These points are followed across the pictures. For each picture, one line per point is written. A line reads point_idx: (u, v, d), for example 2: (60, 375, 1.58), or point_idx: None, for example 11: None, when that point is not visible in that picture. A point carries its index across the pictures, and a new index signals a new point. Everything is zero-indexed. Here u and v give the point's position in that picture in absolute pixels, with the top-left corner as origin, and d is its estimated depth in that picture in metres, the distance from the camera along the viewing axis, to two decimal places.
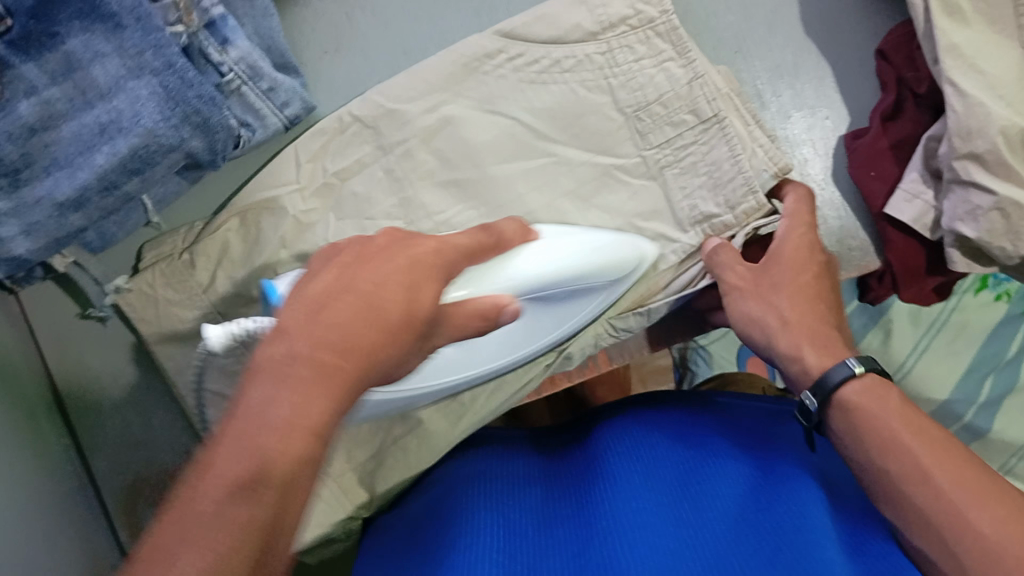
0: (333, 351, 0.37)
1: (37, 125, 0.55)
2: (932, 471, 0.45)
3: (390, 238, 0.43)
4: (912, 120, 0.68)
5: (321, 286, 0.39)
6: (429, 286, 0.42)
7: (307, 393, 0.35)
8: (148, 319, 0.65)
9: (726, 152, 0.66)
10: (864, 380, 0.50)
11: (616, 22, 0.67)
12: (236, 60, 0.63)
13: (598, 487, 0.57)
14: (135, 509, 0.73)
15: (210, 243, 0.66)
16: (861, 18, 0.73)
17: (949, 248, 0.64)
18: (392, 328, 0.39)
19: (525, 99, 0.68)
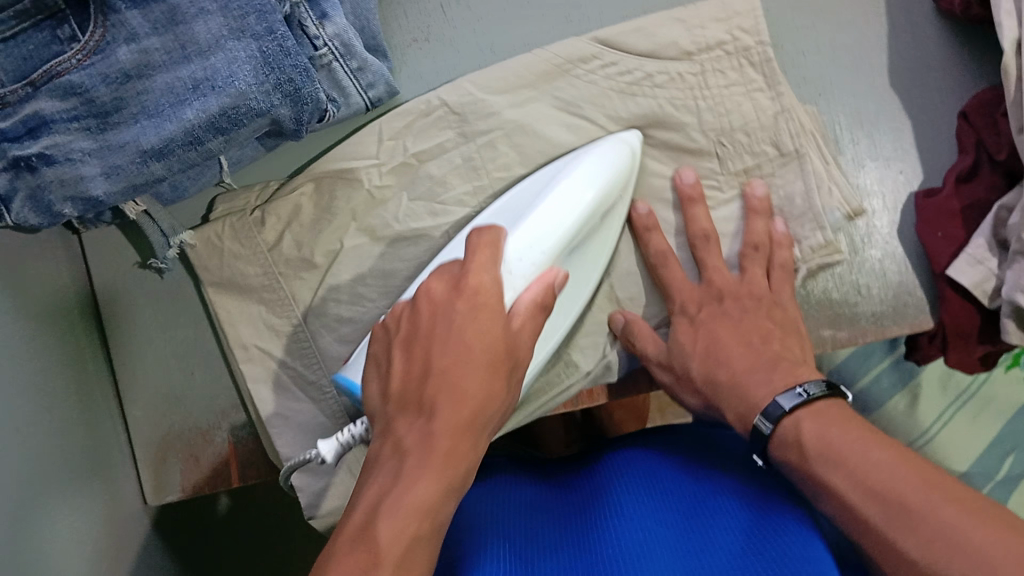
0: (433, 439, 0.45)
1: (132, 72, 0.57)
2: (866, 486, 0.46)
3: (446, 287, 0.52)
4: (986, 185, 0.68)
5: (401, 376, 0.50)
6: (491, 308, 0.51)
7: (411, 486, 0.44)
8: (210, 268, 0.67)
9: (801, 186, 0.69)
10: (779, 425, 0.54)
11: (712, 45, 0.68)
12: (332, 35, 0.63)
13: (602, 518, 0.57)
14: (163, 464, 0.72)
15: (282, 205, 0.68)
16: (948, 78, 0.73)
17: (1005, 317, 0.65)
18: (481, 372, 0.48)
19: (611, 106, 0.68)
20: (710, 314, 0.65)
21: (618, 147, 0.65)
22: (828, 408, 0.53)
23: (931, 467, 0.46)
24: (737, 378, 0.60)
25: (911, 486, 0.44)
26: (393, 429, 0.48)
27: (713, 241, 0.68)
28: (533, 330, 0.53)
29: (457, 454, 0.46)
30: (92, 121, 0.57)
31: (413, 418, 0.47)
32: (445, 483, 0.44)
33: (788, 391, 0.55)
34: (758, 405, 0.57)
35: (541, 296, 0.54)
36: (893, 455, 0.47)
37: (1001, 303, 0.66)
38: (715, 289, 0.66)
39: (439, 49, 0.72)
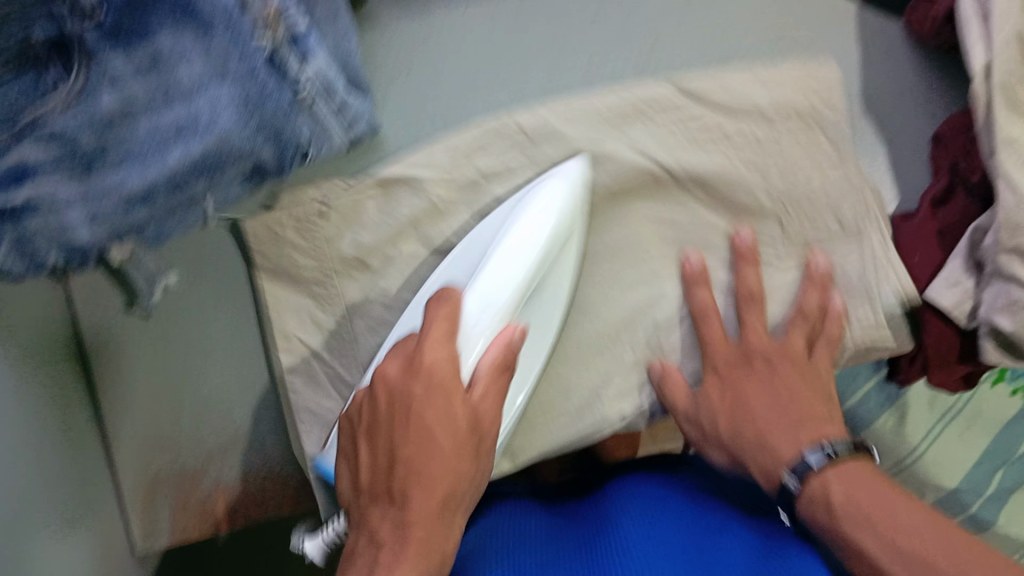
0: (408, 530, 0.52)
1: (116, 117, 0.57)
2: (902, 552, 0.50)
3: (400, 369, 0.58)
4: (962, 207, 0.69)
5: (371, 467, 0.57)
6: (449, 393, 0.57)
7: (394, 566, 0.50)
8: (267, 256, 0.68)
9: (857, 264, 0.68)
10: (807, 486, 0.57)
11: (788, 108, 0.68)
12: (313, 76, 0.64)
13: (606, 545, 0.57)
14: (151, 503, 0.75)
15: (348, 203, 0.68)
16: (921, 103, 0.74)
17: (982, 337, 0.66)
18: (446, 457, 0.55)
19: (682, 155, 0.68)
20: (744, 373, 0.65)
21: (567, 186, 0.64)
22: (854, 468, 0.56)
23: (971, 539, 0.50)
24: (763, 432, 0.63)
25: (950, 556, 0.49)
26: (371, 518, 0.55)
27: (761, 302, 0.67)
28: (496, 393, 0.59)
29: (431, 539, 0.52)
30: (76, 166, 0.57)
31: (387, 504, 0.54)
32: (423, 565, 0.51)
33: (815, 449, 0.58)
34: (785, 459, 0.60)
35: (501, 358, 0.59)
36: (927, 526, 0.51)
37: (978, 323, 0.67)
38: (746, 349, 0.66)
39: (422, 88, 0.72)
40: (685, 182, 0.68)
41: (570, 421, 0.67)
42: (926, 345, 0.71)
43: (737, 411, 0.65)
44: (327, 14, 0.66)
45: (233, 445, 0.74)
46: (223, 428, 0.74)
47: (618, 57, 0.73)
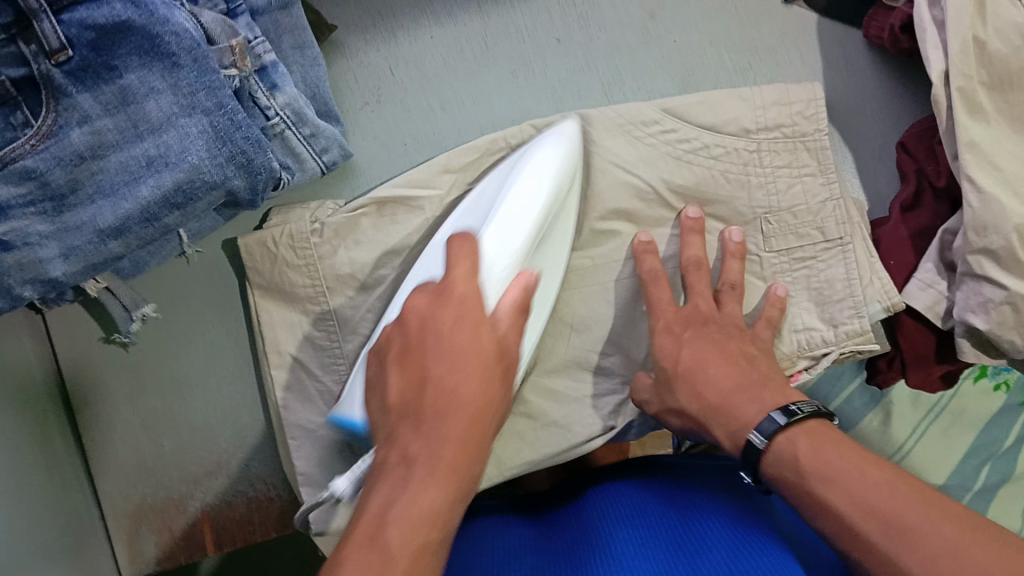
0: (440, 446, 0.43)
1: (86, 153, 0.57)
2: (864, 505, 0.47)
3: (429, 292, 0.49)
4: (930, 212, 0.70)
5: (397, 392, 0.47)
6: (479, 313, 0.48)
7: (420, 495, 0.42)
8: (262, 273, 0.69)
9: (842, 273, 0.68)
10: (773, 442, 0.53)
11: (772, 126, 0.69)
12: (283, 105, 0.64)
13: (591, 553, 0.55)
14: (137, 533, 0.74)
15: (345, 221, 0.69)
16: (887, 109, 0.76)
17: (959, 337, 0.66)
18: (475, 377, 0.46)
19: (666, 171, 0.69)
20: (696, 335, 0.64)
21: (560, 143, 0.64)
22: (818, 427, 0.53)
23: (930, 491, 0.46)
24: (725, 397, 0.59)
25: (910, 509, 0.45)
26: (396, 440, 0.45)
27: (739, 290, 0.67)
28: (519, 333, 0.50)
29: (461, 464, 0.44)
30: (48, 204, 0.57)
31: (414, 429, 0.44)
32: (450, 492, 0.43)
33: (781, 407, 0.55)
34: (751, 421, 0.56)
35: (519, 299, 0.51)
36: (886, 476, 0.47)
37: (953, 323, 0.67)
38: (700, 314, 0.65)
39: (391, 110, 0.73)
40: (668, 196, 0.69)
41: (565, 432, 0.69)
42: (904, 349, 0.71)
43: (694, 388, 0.61)
44: (294, 43, 0.66)
45: (219, 469, 0.74)
46: (207, 453, 0.74)
47: (583, 71, 0.74)
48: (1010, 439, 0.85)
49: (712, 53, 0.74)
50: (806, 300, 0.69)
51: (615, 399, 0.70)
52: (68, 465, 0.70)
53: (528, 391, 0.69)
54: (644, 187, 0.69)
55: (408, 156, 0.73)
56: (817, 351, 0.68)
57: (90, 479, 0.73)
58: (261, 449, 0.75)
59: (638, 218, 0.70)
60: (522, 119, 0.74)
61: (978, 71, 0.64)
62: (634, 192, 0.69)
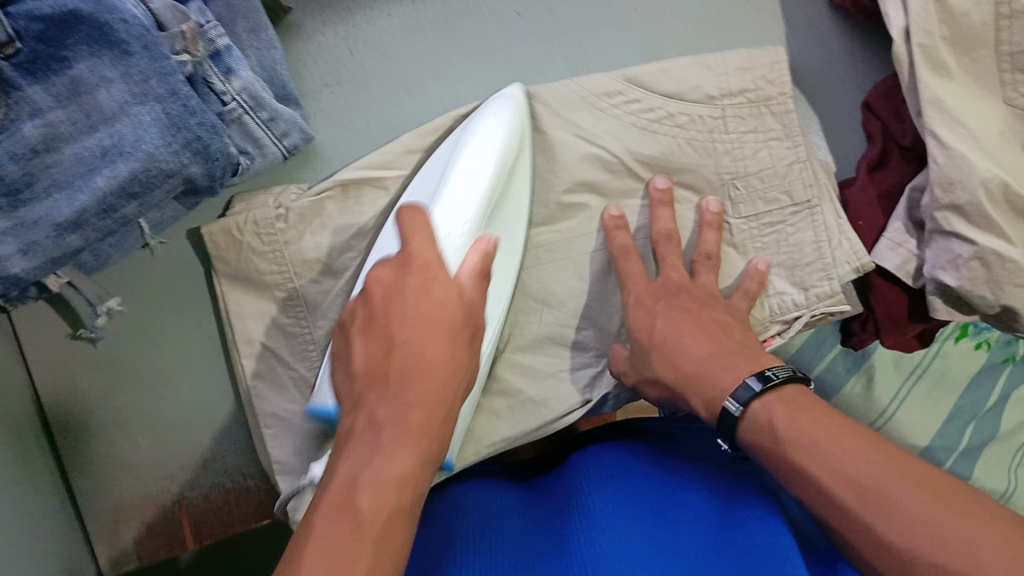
0: (408, 408, 0.44)
1: (39, 147, 0.56)
2: (843, 475, 0.46)
3: (393, 273, 0.49)
4: (898, 171, 0.70)
5: (363, 358, 0.47)
6: (443, 279, 0.49)
7: (390, 455, 0.42)
8: (228, 260, 0.68)
9: (811, 237, 0.68)
10: (750, 409, 0.53)
11: (735, 92, 0.68)
12: (239, 89, 0.63)
13: (573, 523, 0.55)
14: (117, 532, 0.74)
15: (311, 206, 0.68)
16: (852, 71, 0.75)
17: (931, 296, 0.65)
18: (442, 339, 0.47)
19: (631, 141, 0.68)
20: (668, 305, 0.63)
21: (508, 105, 0.64)
22: (796, 394, 0.52)
23: (905, 456, 0.46)
24: (700, 365, 0.58)
25: (888, 477, 0.45)
26: (364, 404, 0.45)
27: (715, 262, 0.67)
28: (484, 297, 0.52)
29: (431, 423, 0.45)
30: (3, 200, 0.55)
31: (381, 392, 0.45)
32: (419, 452, 0.44)
33: (757, 374, 0.54)
34: (728, 389, 0.55)
35: (479, 265, 0.52)
36: (864, 443, 0.47)
37: (924, 282, 0.67)
38: (673, 285, 0.65)
39: (351, 91, 0.72)
40: (635, 168, 0.69)
41: (543, 408, 0.68)
42: (877, 309, 0.71)
43: (670, 358, 0.61)
44: (248, 27, 0.65)
45: (195, 462, 0.74)
46: (185, 447, 0.74)
47: (544, 44, 0.73)
48: (994, 397, 0.86)
49: (674, 22, 0.74)
50: (777, 266, 0.69)
51: (589, 373, 0.69)
52: (42, 466, 0.69)
53: (502, 368, 0.69)
54: (610, 159, 0.68)
55: (372, 137, 0.72)
56: (788, 315, 0.68)
57: (64, 477, 0.72)
58: (236, 440, 0.75)
59: (607, 191, 0.69)
60: (485, 95, 0.73)
61: (941, 25, 0.63)
62: (602, 165, 0.69)
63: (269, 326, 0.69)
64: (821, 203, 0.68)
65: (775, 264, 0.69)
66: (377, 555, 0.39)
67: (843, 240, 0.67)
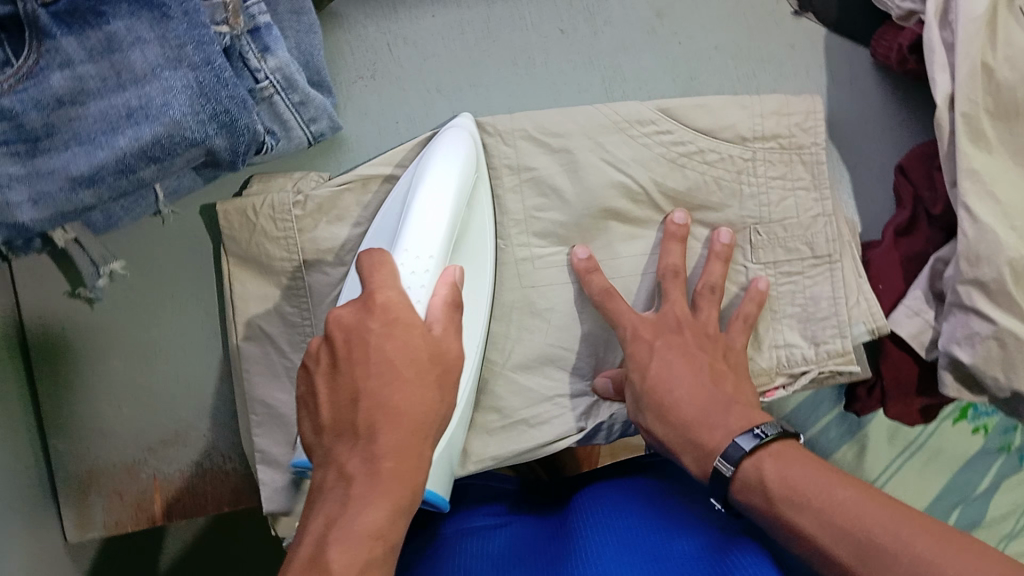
0: (378, 461, 0.42)
1: (65, 98, 0.56)
2: (835, 527, 0.45)
3: (355, 314, 0.46)
4: (924, 238, 0.69)
5: (330, 408, 0.45)
6: (409, 320, 0.46)
7: (360, 512, 0.41)
8: (239, 242, 0.67)
9: (828, 292, 0.67)
10: (742, 468, 0.51)
11: (768, 136, 0.68)
12: (273, 69, 0.63)
13: (569, 553, 0.52)
14: (88, 499, 0.72)
15: (327, 194, 0.67)
16: (891, 134, 0.74)
17: (942, 370, 0.65)
18: (410, 384, 0.44)
19: (659, 173, 0.67)
20: (667, 343, 0.62)
21: (462, 135, 0.63)
22: (784, 450, 0.51)
23: (902, 501, 0.45)
24: (701, 413, 0.56)
25: (880, 520, 0.44)
26: (334, 457, 0.44)
27: (718, 294, 0.65)
28: (456, 331, 0.49)
29: (403, 473, 0.43)
30: (22, 146, 0.55)
31: (351, 446, 0.43)
32: (391, 507, 0.42)
33: (746, 432, 0.52)
34: (718, 446, 0.54)
35: (449, 297, 0.50)
36: (856, 493, 0.46)
37: (938, 355, 0.66)
38: (674, 321, 0.64)
39: (386, 86, 0.71)
40: (659, 200, 0.68)
41: (534, 431, 0.67)
42: (886, 375, 0.70)
43: (662, 409, 0.58)
44: (291, 8, 0.65)
45: (177, 438, 0.73)
46: (167, 420, 0.72)
47: (584, 65, 0.73)
48: (983, 485, 0.84)
49: (718, 60, 0.73)
50: (790, 317, 0.68)
51: (587, 400, 0.68)
52: (20, 420, 0.68)
53: (497, 384, 0.67)
54: (634, 188, 0.67)
55: (400, 134, 0.72)
56: (795, 368, 0.67)
57: (42, 433, 0.71)
58: (221, 421, 0.73)
59: (628, 219, 0.68)
60: (519, 108, 0.72)
61: (986, 97, 0.63)
62: (628, 194, 0.68)
63: (269, 317, 0.68)
64: (842, 258, 0.67)
65: (788, 313, 0.68)
66: None
67: (855, 298, 0.67)
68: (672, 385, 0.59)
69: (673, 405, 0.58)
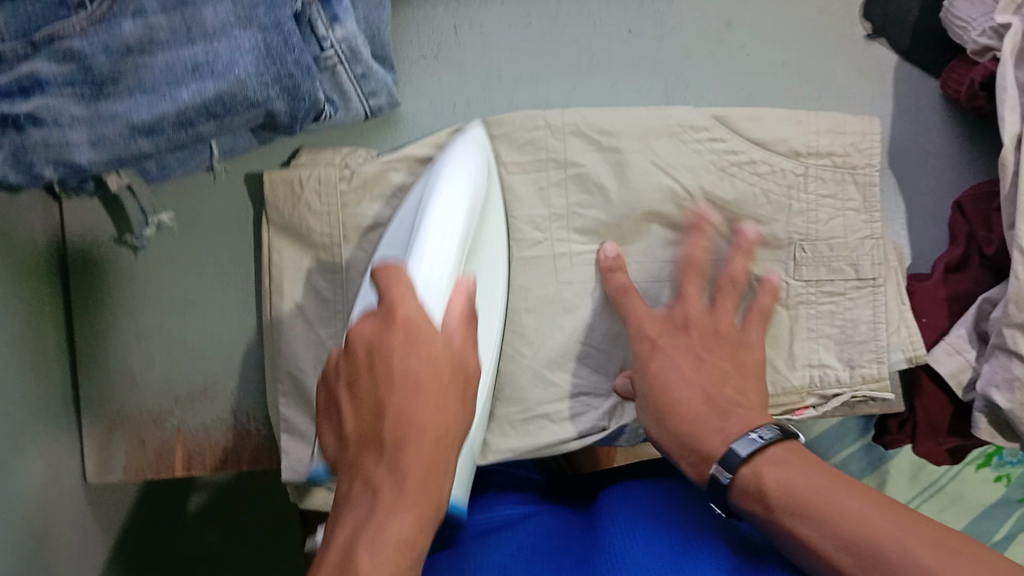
0: (405, 473, 0.42)
1: (134, 46, 0.56)
2: (839, 537, 0.44)
3: (375, 328, 0.45)
4: (973, 278, 0.69)
5: (354, 422, 0.44)
6: (430, 333, 0.45)
7: (389, 524, 0.41)
8: (282, 213, 0.68)
9: (868, 315, 0.67)
10: (738, 477, 0.50)
11: (822, 153, 0.67)
12: (339, 39, 0.63)
13: (598, 554, 0.51)
14: (110, 445, 0.72)
15: (373, 170, 0.68)
16: (948, 168, 0.73)
17: (977, 412, 0.64)
18: (433, 401, 0.43)
19: (709, 180, 0.67)
20: (673, 342, 0.61)
21: (472, 148, 0.62)
22: (784, 454, 0.50)
23: (905, 510, 0.44)
24: (699, 417, 0.56)
25: (883, 532, 0.43)
26: (358, 470, 0.43)
27: (737, 288, 0.64)
28: (471, 343, 0.48)
29: (429, 485, 0.43)
30: (87, 88, 0.55)
31: (376, 458, 0.43)
32: (417, 516, 0.42)
33: (742, 437, 0.52)
34: (714, 453, 0.53)
35: (465, 308, 0.48)
36: (865, 503, 0.45)
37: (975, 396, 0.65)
38: (685, 321, 0.63)
39: (445, 68, 0.71)
40: (706, 209, 0.67)
41: (557, 426, 0.67)
42: (919, 410, 0.70)
43: (664, 408, 0.58)
44: None
45: (204, 393, 0.73)
46: (195, 374, 0.73)
47: (644, 68, 0.72)
48: (999, 535, 0.83)
49: (781, 76, 0.72)
50: (827, 337, 0.67)
51: (610, 402, 0.67)
52: (54, 357, 0.68)
53: (523, 375, 0.67)
54: (682, 194, 0.67)
55: (454, 117, 0.72)
56: (827, 390, 0.67)
57: (73, 373, 0.71)
58: (248, 380, 0.73)
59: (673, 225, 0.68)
60: (576, 103, 0.72)
61: None
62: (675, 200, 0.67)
63: (305, 285, 0.68)
64: (885, 283, 0.67)
65: (826, 334, 0.67)
66: None
67: (887, 324, 0.67)
68: (677, 385, 0.58)
69: (675, 403, 0.57)
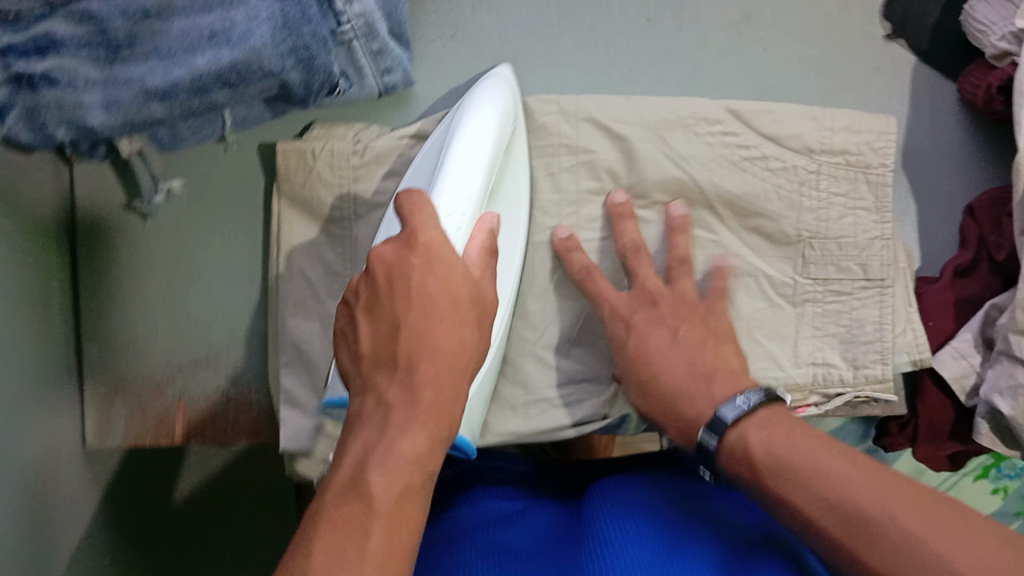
0: (418, 390, 0.43)
1: (151, 10, 0.56)
2: (823, 501, 0.46)
3: (394, 252, 0.47)
4: (982, 283, 0.69)
5: (370, 341, 0.46)
6: (448, 258, 0.47)
7: (401, 439, 0.41)
8: (293, 182, 0.68)
9: (875, 315, 0.66)
10: (726, 441, 0.52)
11: (836, 150, 0.66)
12: (357, 14, 0.61)
13: (590, 546, 0.51)
14: (110, 412, 0.72)
15: (382, 142, 0.68)
16: (962, 173, 0.73)
17: (979, 418, 0.64)
18: (450, 322, 0.45)
19: (720, 173, 0.67)
20: (646, 319, 0.62)
21: (498, 81, 0.63)
22: (771, 417, 0.52)
23: (889, 472, 0.46)
24: (682, 388, 0.57)
25: (867, 495, 0.45)
26: (372, 385, 0.44)
27: (687, 266, 0.65)
28: (490, 276, 0.51)
29: (442, 404, 0.43)
30: (104, 51, 0.56)
31: (392, 375, 0.44)
32: (429, 434, 0.42)
33: (727, 401, 0.53)
34: (701, 417, 0.55)
35: (486, 243, 0.51)
36: (851, 466, 0.46)
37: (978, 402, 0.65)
38: (649, 294, 0.63)
39: (461, 49, 0.71)
40: (716, 202, 0.67)
41: (557, 411, 0.66)
42: (921, 414, 0.69)
43: (648, 384, 0.59)
44: None
45: (206, 362, 0.72)
46: (199, 343, 0.72)
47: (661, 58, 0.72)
48: None
49: (797, 72, 0.72)
50: (832, 336, 0.67)
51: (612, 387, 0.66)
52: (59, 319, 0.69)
53: (526, 359, 0.67)
54: (693, 186, 0.67)
55: None
56: (831, 389, 0.66)
57: (77, 337, 0.71)
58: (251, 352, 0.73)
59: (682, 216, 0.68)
60: (591, 90, 0.72)
61: None
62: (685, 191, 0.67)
63: (312, 259, 0.68)
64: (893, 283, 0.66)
65: (831, 333, 0.67)
66: (399, 526, 0.40)
67: (887, 320, 0.66)
68: (658, 360, 0.59)
69: (654, 379, 0.59)
